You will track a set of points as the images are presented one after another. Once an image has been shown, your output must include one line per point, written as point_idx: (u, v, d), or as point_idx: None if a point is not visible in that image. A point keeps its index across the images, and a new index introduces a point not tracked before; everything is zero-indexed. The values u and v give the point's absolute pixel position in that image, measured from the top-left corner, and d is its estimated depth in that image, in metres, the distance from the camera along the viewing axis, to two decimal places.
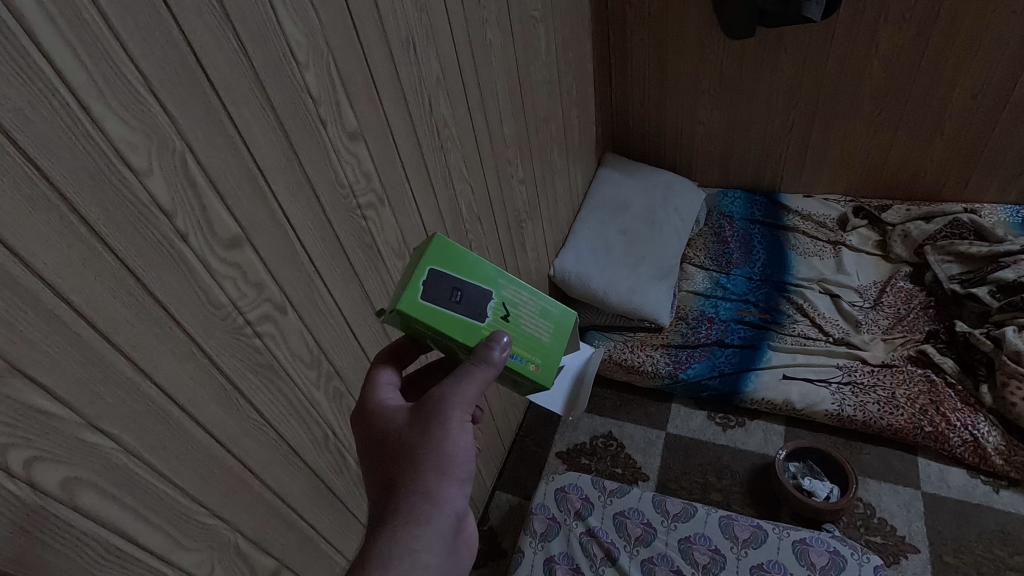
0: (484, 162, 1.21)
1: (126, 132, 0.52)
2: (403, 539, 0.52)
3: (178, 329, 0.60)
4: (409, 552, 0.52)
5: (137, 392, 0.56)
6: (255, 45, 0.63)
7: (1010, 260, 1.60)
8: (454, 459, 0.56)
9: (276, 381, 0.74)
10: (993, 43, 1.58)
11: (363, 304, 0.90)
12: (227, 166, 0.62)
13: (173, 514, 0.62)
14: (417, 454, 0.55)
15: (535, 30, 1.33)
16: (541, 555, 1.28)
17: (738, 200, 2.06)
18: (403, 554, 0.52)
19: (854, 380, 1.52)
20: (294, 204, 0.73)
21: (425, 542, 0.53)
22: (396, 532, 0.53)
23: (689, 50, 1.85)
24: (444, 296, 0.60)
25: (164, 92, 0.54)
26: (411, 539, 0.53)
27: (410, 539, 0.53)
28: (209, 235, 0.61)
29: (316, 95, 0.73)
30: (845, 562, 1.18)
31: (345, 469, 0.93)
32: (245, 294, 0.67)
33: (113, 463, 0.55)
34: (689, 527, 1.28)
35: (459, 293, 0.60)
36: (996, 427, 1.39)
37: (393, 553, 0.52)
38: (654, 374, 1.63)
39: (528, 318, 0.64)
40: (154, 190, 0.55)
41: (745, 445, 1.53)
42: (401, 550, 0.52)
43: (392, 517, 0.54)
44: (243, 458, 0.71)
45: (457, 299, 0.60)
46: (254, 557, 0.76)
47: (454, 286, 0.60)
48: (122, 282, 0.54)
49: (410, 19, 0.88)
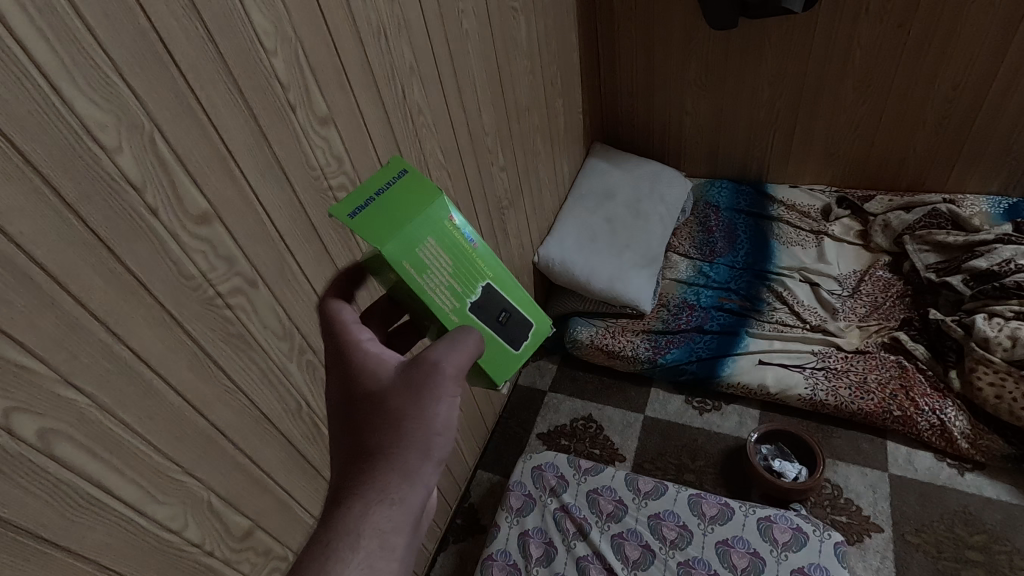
0: (463, 149, 1.25)
1: (96, 112, 0.56)
2: (374, 520, 0.52)
3: (150, 297, 0.64)
4: (378, 532, 0.52)
5: (109, 353, 0.61)
6: (222, 33, 0.67)
7: (985, 248, 1.63)
8: (440, 438, 0.56)
9: (247, 350, 0.79)
10: (971, 34, 1.59)
11: (336, 281, 0.94)
12: (195, 146, 0.66)
13: (147, 469, 0.67)
14: (400, 424, 0.55)
15: (515, 21, 1.37)
16: (516, 529, 1.33)
17: (725, 190, 2.08)
18: (371, 532, 0.52)
19: (828, 366, 1.56)
20: (264, 184, 0.77)
21: (395, 523, 0.53)
22: (367, 508, 0.53)
23: (676, 40, 1.87)
24: (491, 315, 0.66)
25: (132, 76, 0.59)
26: (382, 521, 0.53)
27: (381, 518, 0.53)
28: (179, 210, 0.66)
29: (285, 81, 0.77)
30: (807, 538, 1.23)
31: (318, 439, 0.98)
32: (216, 267, 0.72)
33: (88, 418, 0.60)
34: (659, 504, 1.32)
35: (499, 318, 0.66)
36: (963, 412, 1.42)
37: (363, 529, 0.52)
38: (634, 358, 1.68)
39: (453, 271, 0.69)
40: (124, 166, 0.59)
41: (720, 428, 1.56)
42: (373, 530, 0.52)
43: (365, 490, 0.54)
44: (215, 421, 0.76)
45: (501, 318, 0.66)
46: (228, 515, 0.81)
47: (502, 308, 0.67)
48: (94, 251, 0.58)
49: (381, 11, 0.93)
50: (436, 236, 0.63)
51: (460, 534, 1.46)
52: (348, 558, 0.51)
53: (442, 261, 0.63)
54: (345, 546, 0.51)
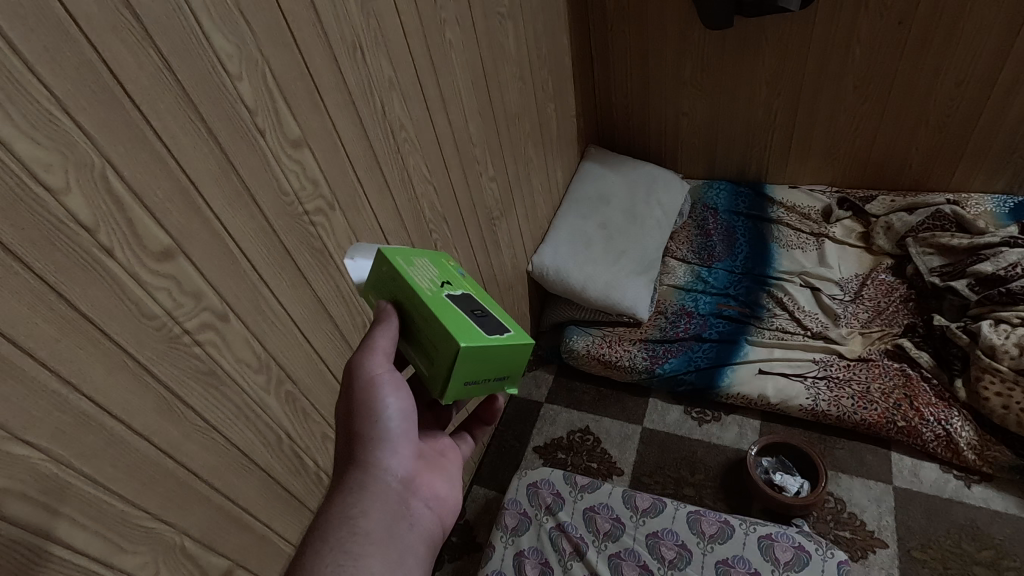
0: (449, 162, 1.21)
1: (39, 153, 0.53)
2: (342, 510, 0.62)
3: (107, 341, 0.61)
4: (347, 520, 0.61)
5: (64, 404, 0.58)
6: (179, 60, 0.63)
7: (990, 252, 1.58)
8: (386, 423, 0.64)
9: (220, 387, 0.76)
10: (975, 30, 1.54)
11: (315, 307, 0.91)
12: (155, 180, 0.63)
13: (112, 519, 0.64)
14: (346, 423, 0.65)
15: (501, 27, 1.33)
16: (511, 549, 1.30)
17: (723, 192, 2.03)
18: (340, 522, 0.61)
19: (830, 374, 1.52)
20: (232, 214, 0.73)
21: (363, 510, 0.61)
22: (336, 503, 0.62)
23: (670, 40, 1.83)
24: None
25: (79, 111, 0.55)
26: (349, 509, 0.61)
27: (349, 508, 0.61)
28: (138, 248, 0.62)
29: (252, 106, 0.73)
30: (809, 557, 1.19)
31: (301, 469, 0.95)
32: (181, 304, 0.68)
33: (42, 473, 0.57)
34: (657, 522, 1.28)
35: (483, 314, 0.66)
36: (969, 422, 1.38)
37: (335, 520, 0.61)
38: (631, 368, 1.64)
39: (413, 266, 0.66)
40: (73, 208, 0.56)
41: (720, 440, 1.53)
42: (342, 520, 0.61)
43: (334, 490, 0.64)
44: (187, 463, 0.72)
45: None
46: (204, 558, 0.78)
47: None
48: (41, 297, 0.55)
49: (356, 26, 0.89)
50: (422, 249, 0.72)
51: (455, 552, 1.43)
52: (321, 550, 0.59)
53: (421, 258, 0.69)
54: (319, 538, 0.60)
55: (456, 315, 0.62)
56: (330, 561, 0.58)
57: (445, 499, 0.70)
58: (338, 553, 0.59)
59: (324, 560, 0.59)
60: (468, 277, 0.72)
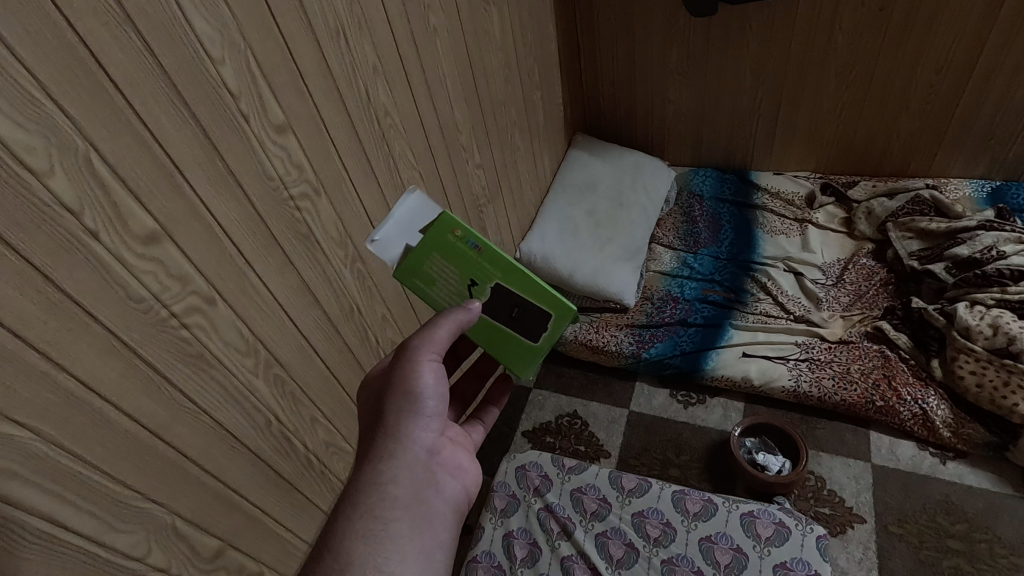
0: (435, 149, 1.22)
1: (22, 136, 0.53)
2: (372, 477, 0.63)
3: (95, 323, 0.62)
4: (377, 486, 0.62)
5: (52, 384, 0.59)
6: (161, 44, 0.63)
7: (967, 235, 1.62)
8: (422, 402, 0.67)
9: (209, 370, 0.77)
10: (955, 16, 1.56)
11: (301, 292, 0.91)
12: (138, 164, 0.64)
13: (103, 498, 0.66)
14: (385, 398, 0.67)
15: (486, 14, 1.33)
16: (501, 530, 1.32)
17: (709, 178, 2.05)
18: (371, 487, 0.62)
19: (811, 357, 1.56)
20: (217, 197, 0.74)
21: (392, 476, 0.63)
22: (366, 470, 0.64)
23: (657, 27, 1.83)
24: None
25: (62, 95, 0.56)
26: (379, 475, 0.63)
27: (379, 474, 0.63)
28: (123, 232, 0.63)
29: (235, 90, 0.74)
30: (789, 533, 1.23)
31: (292, 453, 0.97)
32: (168, 287, 0.69)
33: (33, 453, 0.58)
34: (642, 501, 1.31)
35: (522, 310, 0.71)
36: (944, 401, 1.42)
37: (365, 486, 0.62)
38: (618, 353, 1.65)
39: (442, 295, 0.69)
40: (57, 190, 0.57)
41: (705, 422, 1.56)
42: (371, 485, 0.62)
43: (365, 457, 0.65)
44: (176, 444, 0.74)
45: None
46: (196, 538, 0.79)
47: None
48: (29, 280, 0.56)
49: (339, 10, 0.89)
50: (445, 253, 0.68)
51: None
52: (352, 515, 0.61)
53: (448, 273, 0.69)
54: (351, 503, 0.62)
55: (496, 334, 0.72)
56: (361, 525, 0.60)
57: (468, 469, 0.71)
58: (368, 516, 0.61)
59: (356, 523, 0.60)
60: (501, 255, 0.69)
